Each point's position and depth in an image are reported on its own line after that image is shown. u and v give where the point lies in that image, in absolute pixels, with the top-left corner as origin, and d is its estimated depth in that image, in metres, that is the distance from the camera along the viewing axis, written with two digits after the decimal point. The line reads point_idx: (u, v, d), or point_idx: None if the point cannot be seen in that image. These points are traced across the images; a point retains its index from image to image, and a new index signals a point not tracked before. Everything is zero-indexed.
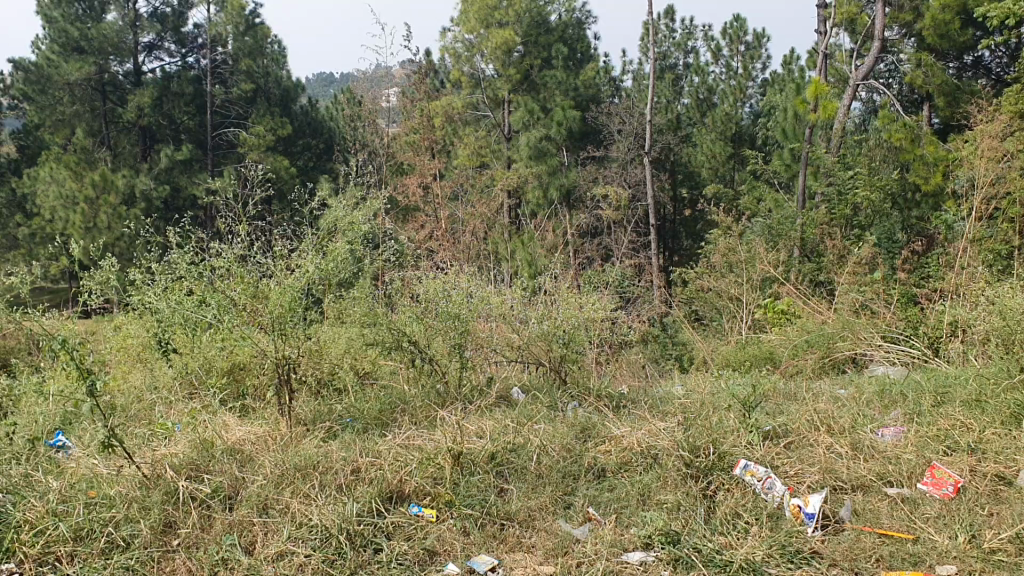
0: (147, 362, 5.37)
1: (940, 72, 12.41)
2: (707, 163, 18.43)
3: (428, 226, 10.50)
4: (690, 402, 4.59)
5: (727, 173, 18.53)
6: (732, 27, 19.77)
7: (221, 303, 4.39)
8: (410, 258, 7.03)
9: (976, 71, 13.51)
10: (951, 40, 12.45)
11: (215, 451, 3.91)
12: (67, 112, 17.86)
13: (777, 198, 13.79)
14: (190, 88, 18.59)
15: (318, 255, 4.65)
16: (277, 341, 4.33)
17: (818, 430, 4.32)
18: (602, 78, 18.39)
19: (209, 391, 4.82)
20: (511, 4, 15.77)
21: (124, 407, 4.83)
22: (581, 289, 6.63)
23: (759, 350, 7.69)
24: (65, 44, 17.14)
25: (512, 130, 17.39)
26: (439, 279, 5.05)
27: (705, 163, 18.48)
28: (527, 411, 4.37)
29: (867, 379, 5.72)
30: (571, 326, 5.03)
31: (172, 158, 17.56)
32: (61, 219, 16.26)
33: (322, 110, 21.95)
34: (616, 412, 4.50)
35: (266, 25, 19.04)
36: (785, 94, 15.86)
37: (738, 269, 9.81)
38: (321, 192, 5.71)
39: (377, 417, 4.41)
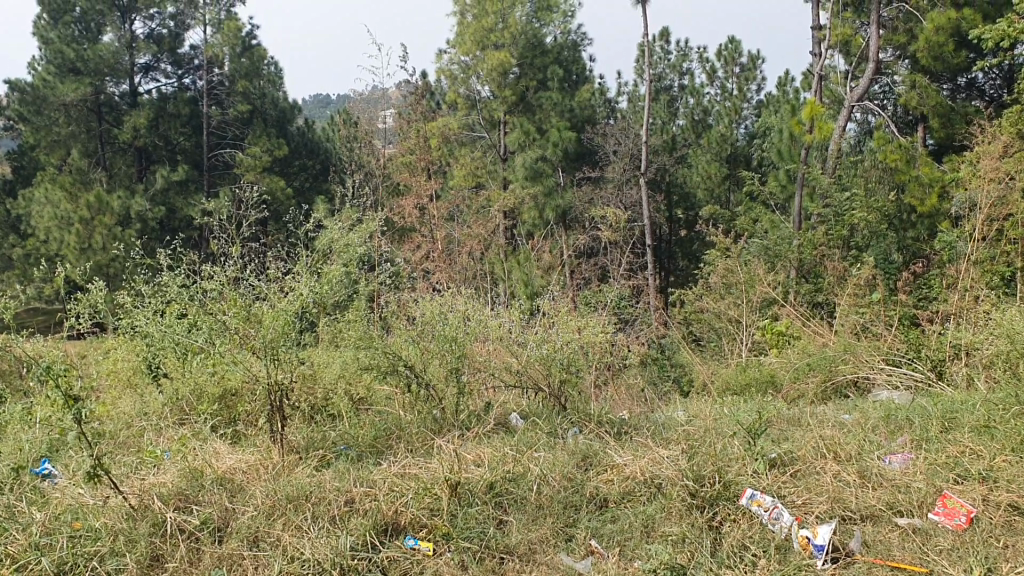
0: (138, 387, 5.27)
1: (935, 94, 12.42)
2: (703, 184, 18.40)
3: (425, 248, 10.42)
4: (693, 429, 4.48)
5: (722, 194, 18.51)
6: (726, 48, 19.80)
7: (212, 328, 4.29)
8: (405, 281, 6.95)
9: (970, 93, 13.50)
10: (945, 62, 12.36)
11: (205, 481, 3.79)
12: (62, 133, 17.75)
13: (774, 218, 13.74)
14: (186, 109, 18.53)
15: (312, 278, 4.55)
16: (270, 368, 4.22)
17: (825, 457, 4.22)
18: (597, 100, 18.38)
19: (200, 418, 4.71)
20: (506, 26, 15.77)
21: (113, 434, 4.72)
22: (578, 311, 6.53)
23: (760, 373, 7.60)
24: (61, 66, 17.09)
25: (508, 151, 17.36)
26: (436, 303, 4.95)
27: (701, 184, 18.45)
28: (527, 439, 4.26)
29: (872, 403, 5.61)
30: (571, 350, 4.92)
31: (168, 179, 17.50)
32: (56, 240, 16.16)
33: (318, 131, 21.93)
34: (617, 439, 4.40)
35: (262, 47, 19.02)
36: (781, 116, 15.86)
37: (737, 290, 9.73)
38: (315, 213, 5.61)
39: (372, 444, 4.30)
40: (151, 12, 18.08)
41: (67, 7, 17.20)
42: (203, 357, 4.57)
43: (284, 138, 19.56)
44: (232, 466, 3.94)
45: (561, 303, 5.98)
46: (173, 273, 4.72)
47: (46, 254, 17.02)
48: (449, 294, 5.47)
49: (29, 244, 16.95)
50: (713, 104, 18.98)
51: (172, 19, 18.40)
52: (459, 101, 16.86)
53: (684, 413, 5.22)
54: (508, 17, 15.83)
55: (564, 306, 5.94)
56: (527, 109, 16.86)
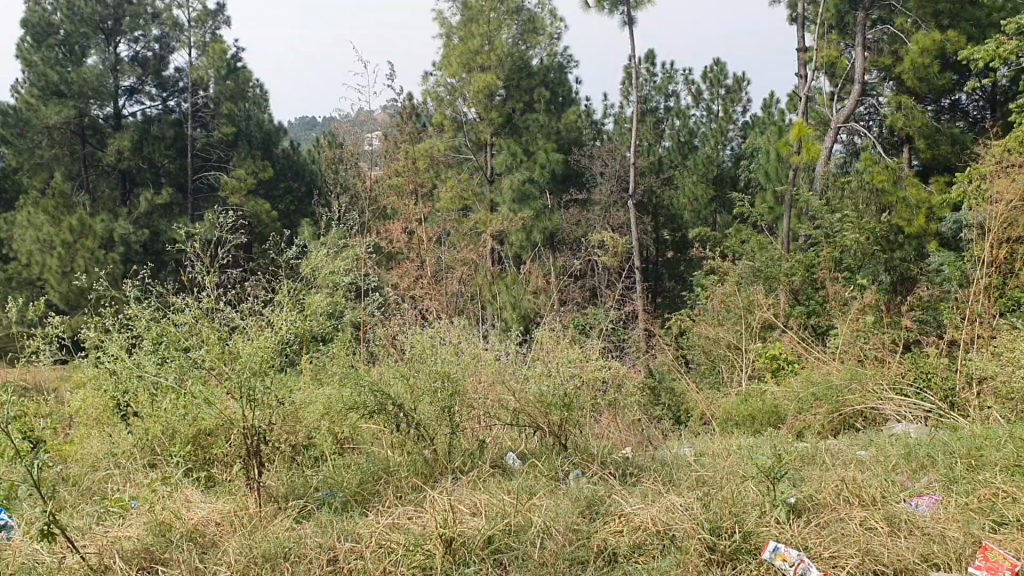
0: (106, 425, 4.94)
1: (920, 115, 11.96)
2: (690, 206, 18.23)
3: (415, 272, 10.10)
4: (707, 471, 4.17)
5: (710, 216, 18.34)
6: (713, 70, 19.68)
7: (185, 365, 3.96)
8: (393, 308, 6.63)
9: (954, 114, 13.38)
10: (930, 83, 12.09)
11: (173, 536, 3.45)
12: (46, 155, 17.47)
13: (763, 240, 13.54)
14: (170, 131, 18.21)
15: (295, 310, 4.23)
16: (245, 410, 3.87)
17: (850, 503, 3.90)
18: (584, 122, 18.20)
19: (172, 462, 4.36)
20: (493, 47, 15.56)
21: (78, 481, 4.36)
22: (572, 339, 6.24)
23: (764, 404, 7.29)
24: (44, 88, 16.74)
25: (494, 172, 17.10)
26: (427, 335, 4.63)
27: (688, 205, 18.27)
28: (526, 484, 3.95)
29: (888, 438, 5.32)
30: (572, 386, 4.58)
31: (152, 203, 17.09)
32: (38, 264, 15.76)
33: (304, 154, 21.60)
34: (623, 482, 4.09)
35: (247, 69, 18.75)
36: (768, 137, 15.69)
37: (735, 315, 9.45)
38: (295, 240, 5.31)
39: (360, 490, 3.98)
40: (135, 34, 17.79)
41: (51, 30, 16.92)
42: (174, 398, 4.22)
43: (269, 161, 19.27)
44: (203, 515, 3.60)
45: (557, 332, 5.67)
46: (141, 305, 4.38)
47: (27, 279, 16.61)
48: (440, 324, 5.15)
49: (10, 268, 16.55)
50: (698, 125, 18.90)
51: (157, 41, 18.08)
52: (445, 124, 16.58)
53: (691, 452, 4.91)
54: (493, 39, 15.66)
55: (559, 335, 5.64)
56: (514, 131, 16.67)
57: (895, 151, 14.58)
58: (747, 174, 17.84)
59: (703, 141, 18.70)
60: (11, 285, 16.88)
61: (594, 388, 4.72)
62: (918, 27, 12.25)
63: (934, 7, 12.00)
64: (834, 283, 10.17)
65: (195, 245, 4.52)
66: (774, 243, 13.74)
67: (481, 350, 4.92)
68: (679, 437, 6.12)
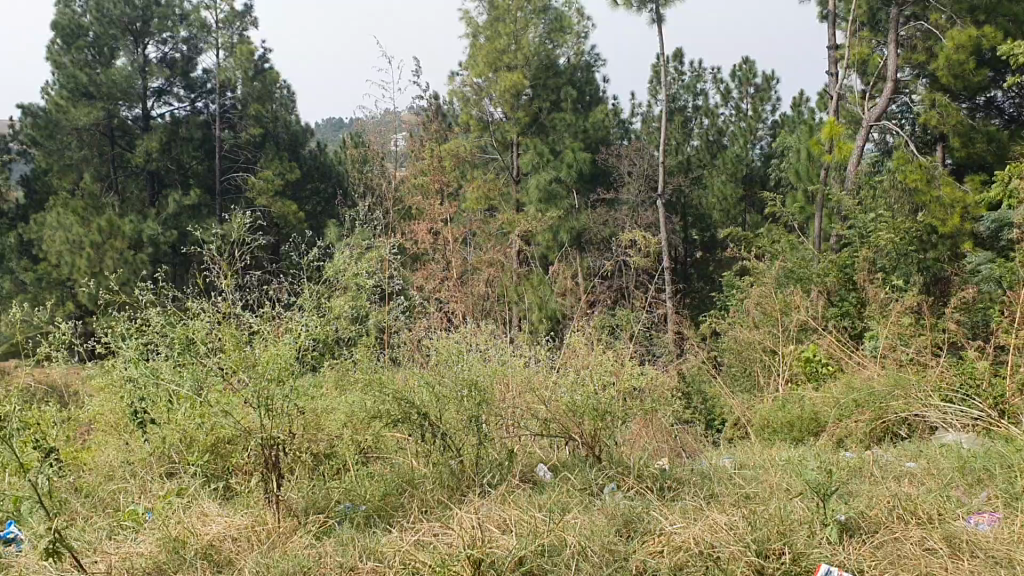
0: (122, 432, 4.79)
1: (955, 113, 11.70)
2: (718, 206, 17.90)
3: (442, 274, 9.87)
4: (751, 486, 3.94)
5: (739, 216, 18.00)
6: (742, 69, 19.35)
7: (201, 372, 3.78)
8: (418, 311, 6.42)
9: (989, 112, 12.96)
10: (965, 81, 11.65)
11: (187, 554, 3.27)
12: (75, 157, 17.49)
13: (794, 240, 13.23)
14: (199, 133, 18.17)
15: (315, 314, 4.03)
16: (263, 419, 3.68)
17: (906, 521, 3.62)
18: (611, 121, 17.96)
19: (189, 472, 4.18)
20: (520, 46, 15.37)
21: (90, 491, 4.19)
22: (600, 344, 6.01)
23: (802, 410, 7.03)
24: (74, 90, 16.75)
25: (521, 172, 16.86)
26: (453, 342, 4.42)
27: (717, 205, 17.94)
28: (558, 499, 3.75)
29: (938, 449, 5.05)
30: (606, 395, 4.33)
31: (180, 204, 17.03)
32: (67, 264, 15.70)
33: (331, 155, 21.47)
34: (661, 498, 3.87)
35: (274, 70, 18.68)
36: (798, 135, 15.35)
37: (772, 319, 9.14)
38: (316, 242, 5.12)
39: (383, 503, 3.79)
40: (163, 36, 17.77)
41: (81, 32, 16.93)
42: (191, 405, 4.04)
43: (296, 163, 19.16)
44: (220, 531, 3.42)
45: (586, 337, 5.44)
46: (156, 309, 4.21)
47: (58, 280, 16.58)
48: (466, 329, 4.95)
49: (40, 269, 16.55)
50: (727, 124, 18.57)
51: (185, 42, 18.05)
52: (471, 124, 16.39)
53: (729, 465, 4.68)
54: (520, 39, 15.45)
55: (588, 340, 5.41)
56: (540, 131, 16.44)
57: (929, 149, 14.21)
58: (777, 173, 17.50)
59: (731, 140, 18.36)
60: (41, 286, 16.88)
61: (628, 396, 4.49)
62: (953, 23, 11.88)
63: (969, 3, 11.64)
64: (869, 284, 9.87)
65: (210, 248, 4.33)
66: (806, 244, 13.41)
67: (510, 356, 4.71)
68: (714, 447, 5.89)
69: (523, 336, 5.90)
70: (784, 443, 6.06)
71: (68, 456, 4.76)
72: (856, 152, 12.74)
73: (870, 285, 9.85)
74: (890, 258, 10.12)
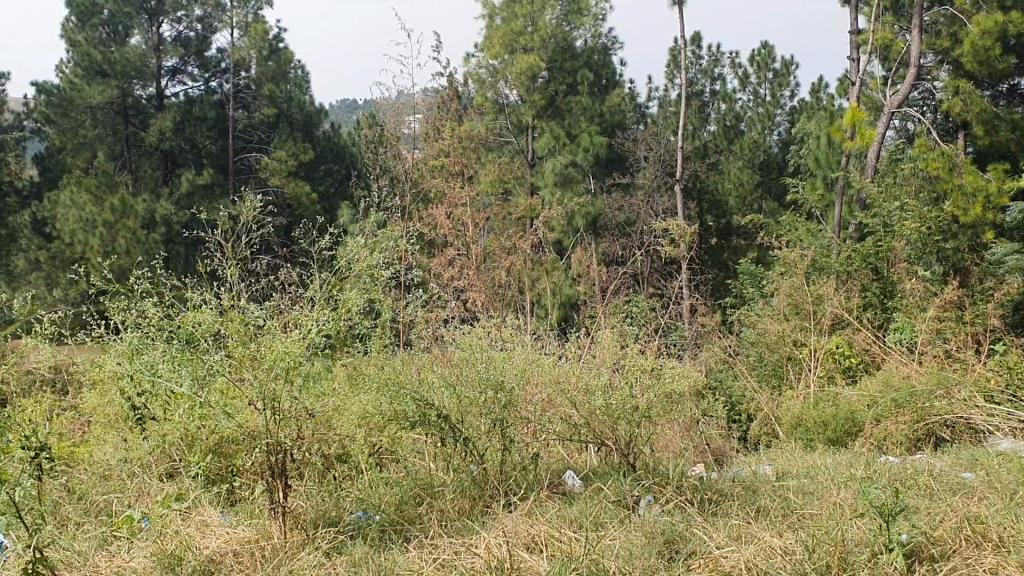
0: (118, 428, 4.48)
1: (979, 99, 11.13)
2: (735, 192, 17.46)
3: (458, 259, 9.50)
4: (802, 504, 3.60)
5: (755, 203, 17.55)
6: (760, 53, 18.87)
7: (202, 369, 3.44)
8: (434, 299, 6.08)
9: (1013, 99, 12.46)
10: (991, 68, 10.99)
11: (183, 572, 2.95)
12: (88, 135, 17.17)
13: (813, 228, 12.83)
14: (212, 112, 17.75)
15: (327, 309, 3.70)
16: (269, 422, 3.36)
17: (977, 545, 3.27)
18: (627, 105, 17.55)
19: (190, 474, 3.88)
20: (536, 29, 14.95)
21: (83, 495, 3.88)
22: (624, 341, 5.67)
23: (838, 409, 6.65)
24: (87, 68, 16.47)
25: (536, 156, 16.42)
26: (476, 340, 4.07)
27: (733, 191, 17.49)
28: (591, 513, 3.43)
29: (994, 457, 4.68)
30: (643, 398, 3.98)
31: (194, 183, 16.69)
32: (80, 243, 15.45)
33: (345, 135, 21.15)
34: (702, 512, 3.55)
35: (289, 50, 18.31)
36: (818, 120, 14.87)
37: (803, 313, 8.71)
38: (328, 229, 4.77)
39: (400, 515, 3.48)
40: (178, 14, 17.41)
41: (94, 9, 16.58)
42: (190, 405, 3.72)
43: (310, 144, 18.83)
44: (221, 546, 3.11)
45: (610, 334, 5.11)
46: (154, 300, 3.88)
47: (70, 258, 16.30)
48: (490, 325, 4.61)
49: (53, 247, 16.29)
50: (745, 110, 18.09)
51: (200, 21, 17.68)
52: (486, 106, 15.97)
53: (771, 474, 4.36)
54: (537, 21, 15.04)
55: (611, 337, 5.08)
56: (556, 114, 16.04)
57: (951, 137, 13.76)
58: (796, 159, 17.03)
59: (748, 126, 17.89)
60: (54, 264, 16.61)
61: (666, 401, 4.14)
62: (981, 7, 11.37)
63: None
64: (896, 276, 9.47)
65: (210, 237, 3.99)
66: (825, 232, 12.99)
67: (537, 355, 4.37)
68: (751, 455, 5.58)
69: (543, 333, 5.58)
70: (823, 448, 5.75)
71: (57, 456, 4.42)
72: (879, 141, 12.30)
73: (898, 276, 9.41)
74: (914, 250, 9.64)
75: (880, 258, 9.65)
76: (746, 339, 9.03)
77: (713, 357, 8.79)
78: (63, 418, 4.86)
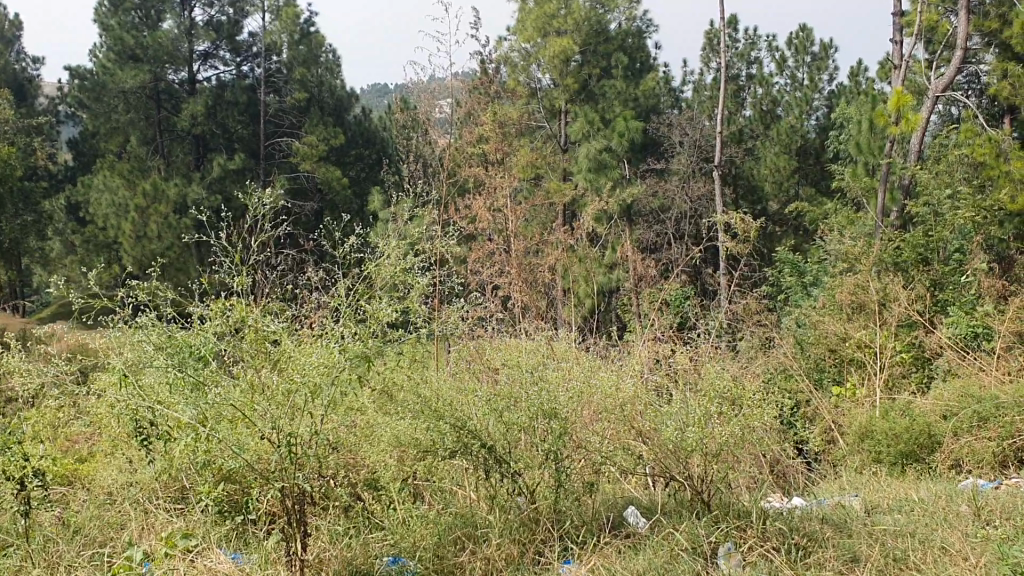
0: (121, 449, 4.01)
1: None
2: (771, 177, 16.64)
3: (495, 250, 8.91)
4: (912, 564, 3.04)
5: (792, 188, 16.78)
6: (798, 37, 18.09)
7: (210, 393, 2.97)
8: (470, 298, 5.54)
9: None
10: None
11: None
12: (121, 120, 16.86)
13: (854, 217, 12.13)
14: (244, 96, 17.31)
15: (351, 322, 3.22)
16: (285, 460, 2.87)
17: None
18: (662, 89, 16.93)
19: (197, 508, 3.40)
20: (570, 11, 14.39)
21: (78, 531, 3.41)
22: (673, 353, 5.07)
23: (911, 420, 6.03)
24: (120, 52, 16.16)
25: (569, 140, 15.83)
26: (529, 359, 3.54)
27: (769, 176, 16.67)
28: (663, 564, 2.92)
29: None
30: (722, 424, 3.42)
31: (225, 167, 16.21)
32: (114, 228, 15.16)
33: (376, 120, 20.68)
34: (792, 564, 3.02)
35: (321, 33, 17.82)
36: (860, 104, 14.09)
37: (865, 311, 8.03)
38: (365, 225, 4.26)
39: (437, 566, 2.99)
40: None
41: None
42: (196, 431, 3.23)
43: (341, 128, 18.31)
44: None
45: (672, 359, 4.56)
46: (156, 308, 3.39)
47: (104, 242, 15.98)
48: (543, 344, 4.07)
49: (87, 231, 15.97)
50: (782, 94, 17.40)
51: (232, 5, 17.28)
52: (519, 91, 15.38)
53: (862, 509, 3.80)
54: (571, 3, 14.47)
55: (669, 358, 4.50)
56: (589, 98, 15.42)
57: (997, 121, 12.91)
58: (837, 144, 16.21)
59: (786, 110, 17.13)
60: (87, 248, 16.28)
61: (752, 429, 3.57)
62: None
63: None
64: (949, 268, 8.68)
65: (215, 241, 3.51)
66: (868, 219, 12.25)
67: (600, 370, 3.82)
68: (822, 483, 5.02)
69: (573, 336, 5.04)
70: (894, 475, 5.18)
71: (51, 480, 3.96)
72: (924, 127, 11.05)
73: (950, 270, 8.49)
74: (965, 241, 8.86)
75: (930, 249, 8.74)
76: (796, 333, 8.45)
77: (755, 345, 8.15)
78: (62, 434, 4.40)
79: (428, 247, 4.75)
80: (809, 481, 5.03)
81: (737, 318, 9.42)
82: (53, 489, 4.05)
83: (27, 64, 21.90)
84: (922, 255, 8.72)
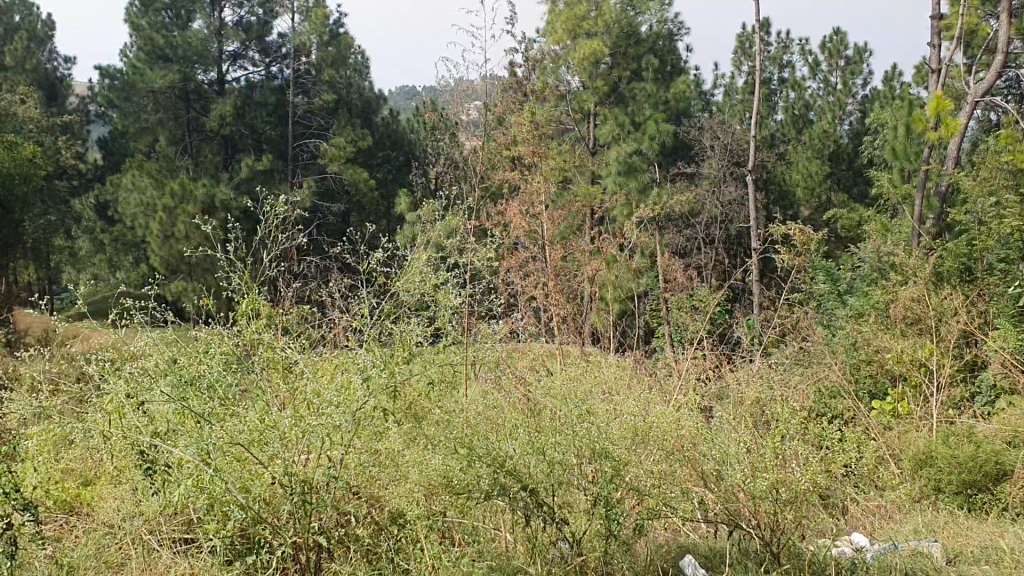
0: (123, 479, 3.69)
1: None
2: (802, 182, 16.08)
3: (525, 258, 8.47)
4: None
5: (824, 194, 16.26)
6: (831, 40, 17.59)
7: (216, 427, 2.64)
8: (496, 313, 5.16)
9: None
10: None
11: None
12: (150, 120, 16.61)
13: (889, 224, 11.63)
14: (273, 97, 17.09)
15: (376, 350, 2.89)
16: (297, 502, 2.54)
17: None
18: (693, 92, 16.52)
19: (205, 549, 3.06)
20: (601, 13, 14.01)
21: (70, 570, 3.08)
22: (722, 383, 4.68)
23: (974, 447, 5.52)
24: (150, 52, 15.98)
25: (598, 144, 15.44)
26: (576, 394, 3.19)
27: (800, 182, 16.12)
28: None
29: None
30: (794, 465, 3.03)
31: (253, 168, 15.90)
32: (141, 227, 14.92)
33: (404, 122, 20.42)
34: None
35: (349, 34, 17.57)
36: (896, 108, 13.53)
37: (921, 328, 7.51)
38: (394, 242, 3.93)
39: None
40: None
41: None
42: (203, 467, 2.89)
43: (369, 130, 18.08)
44: None
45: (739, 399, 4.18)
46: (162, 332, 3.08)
47: (133, 242, 15.78)
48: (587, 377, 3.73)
49: (115, 231, 15.76)
50: (814, 98, 16.94)
51: (261, 5, 17.06)
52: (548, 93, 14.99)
53: (943, 557, 3.40)
54: (602, 5, 14.12)
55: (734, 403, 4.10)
56: (619, 101, 15.00)
57: None
58: (871, 149, 15.65)
59: (819, 115, 16.63)
60: (116, 248, 16.09)
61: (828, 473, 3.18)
62: None
63: None
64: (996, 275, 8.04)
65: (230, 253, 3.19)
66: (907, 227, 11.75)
67: (653, 403, 3.45)
68: (886, 518, 4.56)
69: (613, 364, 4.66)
70: (964, 515, 4.68)
71: (47, 510, 3.65)
72: (962, 132, 10.14)
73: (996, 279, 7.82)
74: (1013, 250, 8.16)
75: (974, 258, 8.14)
76: (836, 344, 8.05)
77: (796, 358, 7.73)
78: (65, 456, 4.09)
79: (452, 261, 4.41)
80: (882, 520, 4.44)
81: (779, 330, 8.95)
82: (51, 519, 3.73)
83: (59, 64, 21.86)
84: (964, 268, 8.11)
